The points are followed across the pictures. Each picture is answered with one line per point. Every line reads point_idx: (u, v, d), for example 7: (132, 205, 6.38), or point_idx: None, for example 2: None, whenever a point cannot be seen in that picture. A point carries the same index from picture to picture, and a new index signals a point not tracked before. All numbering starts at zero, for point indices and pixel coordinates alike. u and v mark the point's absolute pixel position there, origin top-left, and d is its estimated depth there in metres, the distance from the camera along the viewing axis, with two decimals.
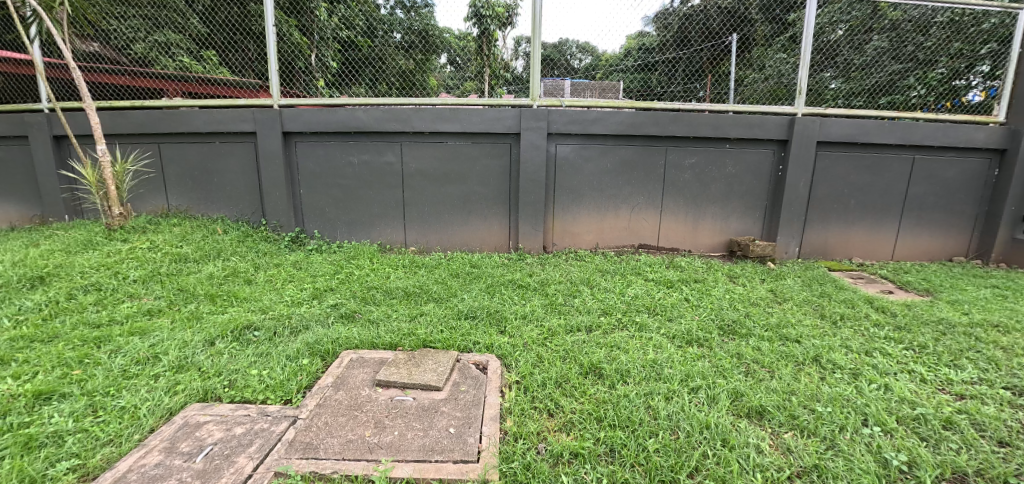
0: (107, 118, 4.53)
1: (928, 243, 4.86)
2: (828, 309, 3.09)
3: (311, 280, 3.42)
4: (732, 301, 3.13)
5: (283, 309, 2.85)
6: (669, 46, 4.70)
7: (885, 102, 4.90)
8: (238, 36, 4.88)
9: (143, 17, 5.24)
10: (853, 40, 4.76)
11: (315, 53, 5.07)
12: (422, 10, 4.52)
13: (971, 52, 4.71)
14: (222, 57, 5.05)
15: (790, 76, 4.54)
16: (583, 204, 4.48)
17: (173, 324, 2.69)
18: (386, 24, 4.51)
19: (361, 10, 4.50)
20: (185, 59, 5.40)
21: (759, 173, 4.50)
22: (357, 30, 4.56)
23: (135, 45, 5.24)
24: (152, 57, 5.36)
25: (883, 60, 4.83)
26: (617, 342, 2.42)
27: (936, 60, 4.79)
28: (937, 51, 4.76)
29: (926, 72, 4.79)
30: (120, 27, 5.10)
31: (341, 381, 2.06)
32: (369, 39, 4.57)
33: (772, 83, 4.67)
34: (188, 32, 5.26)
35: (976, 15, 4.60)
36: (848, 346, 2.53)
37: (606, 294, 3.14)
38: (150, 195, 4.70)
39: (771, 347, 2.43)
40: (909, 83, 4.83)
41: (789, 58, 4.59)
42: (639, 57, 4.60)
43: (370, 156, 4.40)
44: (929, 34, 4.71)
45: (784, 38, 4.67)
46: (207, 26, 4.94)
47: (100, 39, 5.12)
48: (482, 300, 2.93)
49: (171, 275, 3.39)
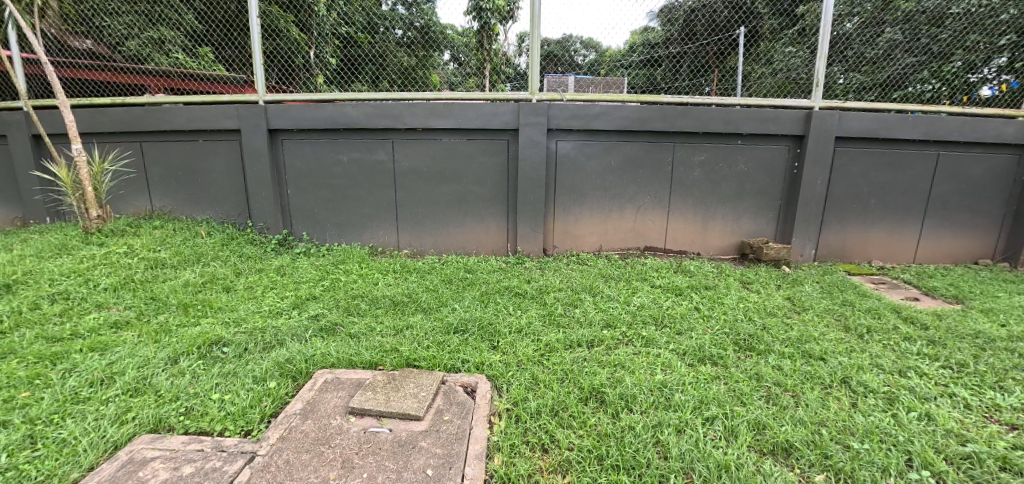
0: (87, 116, 4.34)
1: (953, 244, 4.57)
2: (853, 321, 2.84)
3: (294, 287, 3.20)
4: (747, 311, 2.88)
5: (259, 321, 2.62)
6: (677, 41, 4.46)
7: (900, 97, 4.53)
8: (235, 33, 4.50)
9: (136, 13, 5.00)
10: (863, 35, 4.43)
11: (313, 50, 4.83)
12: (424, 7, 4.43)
13: (988, 45, 4.43)
14: (217, 54, 4.79)
15: (799, 71, 4.24)
16: (585, 204, 4.24)
17: (138, 338, 2.48)
18: (387, 21, 4.38)
19: (360, 8, 4.53)
20: (180, 56, 5.12)
21: (773, 171, 4.23)
22: (357, 27, 4.46)
23: (128, 41, 5.05)
24: (146, 54, 5.18)
25: (897, 53, 4.51)
26: (622, 360, 2.18)
27: (951, 53, 4.48)
28: (952, 44, 4.46)
29: (941, 65, 4.50)
30: (113, 24, 4.91)
31: (311, 408, 1.83)
32: (371, 36, 4.38)
33: (780, 77, 4.39)
34: (184, 27, 4.94)
35: (994, 5, 4.37)
36: (879, 364, 2.31)
37: (610, 303, 2.89)
38: (132, 196, 4.51)
39: (794, 367, 2.20)
40: (923, 76, 4.52)
41: (799, 51, 4.26)
42: (643, 52, 4.36)
43: (360, 153, 4.17)
44: (943, 26, 4.46)
45: (790, 31, 4.41)
46: (205, 23, 4.66)
47: (94, 35, 4.85)
48: (474, 311, 2.69)
49: (146, 283, 3.18)
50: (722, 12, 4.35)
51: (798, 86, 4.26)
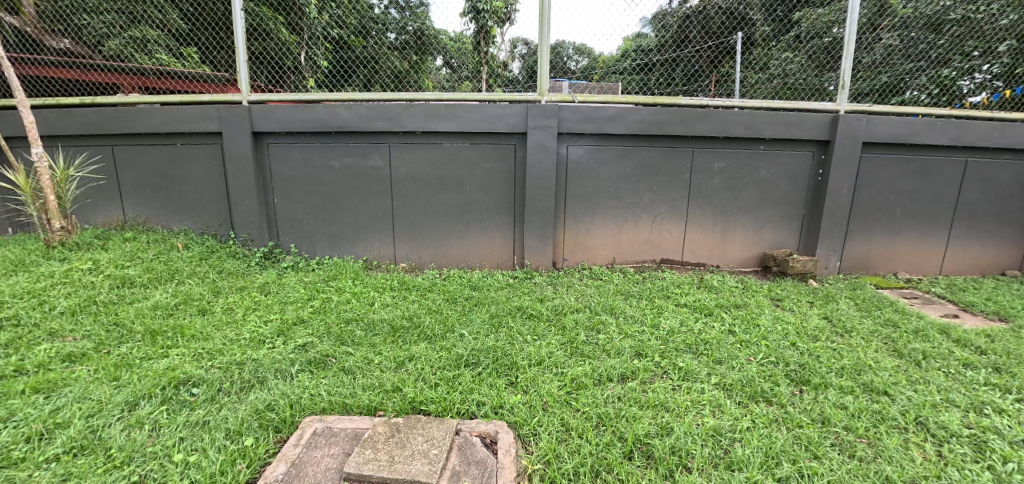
0: (51, 118, 3.96)
1: (981, 254, 4.35)
2: (903, 344, 2.56)
3: (279, 309, 2.84)
4: (787, 335, 2.58)
5: (239, 352, 2.28)
6: (671, 45, 3.97)
7: (898, 103, 4.22)
8: (224, 34, 4.08)
9: (119, 12, 4.81)
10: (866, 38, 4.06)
11: (304, 51, 4.32)
12: (416, 10, 4.00)
13: (987, 49, 4.25)
14: (204, 55, 4.26)
15: (798, 76, 4.11)
16: (597, 214, 3.94)
17: (95, 374, 2.12)
18: (380, 24, 4.07)
19: (353, 10, 4.17)
20: (164, 56, 4.79)
21: (796, 178, 3.97)
22: (351, 29, 4.08)
23: (108, 41, 4.74)
24: (127, 55, 4.83)
25: (895, 58, 4.19)
26: (661, 399, 1.88)
27: (949, 59, 4.27)
28: (949, 50, 4.25)
29: (939, 70, 4.24)
30: (92, 22, 4.65)
31: (297, 472, 1.50)
32: (364, 39, 4.01)
33: (778, 84, 4.15)
34: (168, 27, 4.65)
35: (993, 11, 4.20)
36: (952, 399, 2.01)
37: (637, 328, 2.57)
38: (101, 204, 4.13)
39: (861, 405, 1.90)
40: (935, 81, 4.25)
41: (795, 58, 4.09)
42: (638, 59, 3.94)
43: (354, 159, 3.84)
44: (941, 31, 4.24)
45: (789, 38, 4.12)
46: (195, 22, 4.19)
47: (71, 34, 4.53)
48: (485, 339, 2.35)
49: (110, 305, 2.82)
50: (715, 17, 4.03)
51: (797, 92, 4.14)
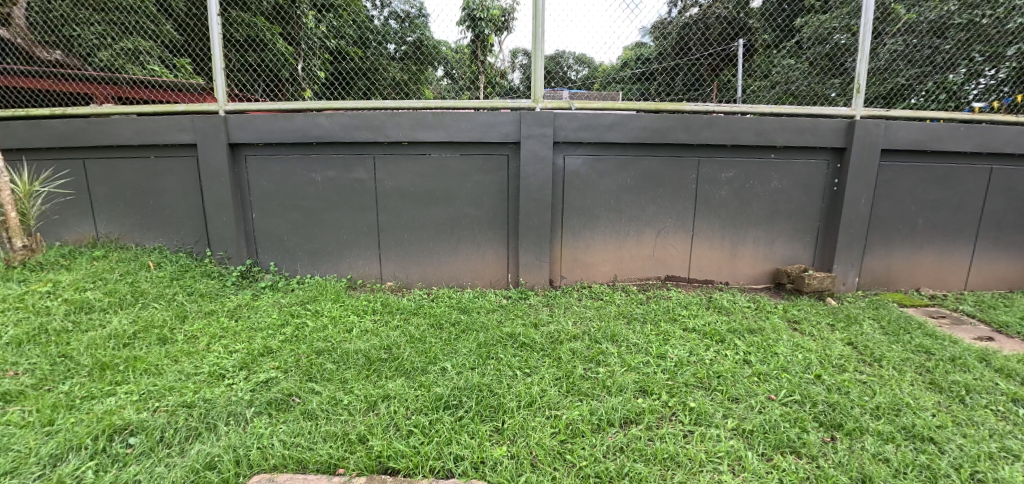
0: (20, 130, 3.75)
1: (1008, 268, 4.06)
2: (941, 377, 2.27)
3: (247, 337, 2.58)
4: (809, 366, 2.30)
5: (191, 391, 2.01)
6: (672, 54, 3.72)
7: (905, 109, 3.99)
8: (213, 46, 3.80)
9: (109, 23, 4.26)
10: (877, 43, 3.85)
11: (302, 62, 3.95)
12: (416, 21, 3.67)
13: (997, 55, 3.98)
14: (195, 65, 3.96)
15: (801, 83, 3.84)
16: (597, 228, 3.69)
17: (26, 417, 1.85)
18: (378, 35, 3.70)
19: (351, 19, 3.73)
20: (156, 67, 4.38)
21: (809, 188, 3.72)
22: (349, 39, 3.73)
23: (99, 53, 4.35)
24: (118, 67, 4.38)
25: (902, 64, 3.94)
26: (670, 451, 1.61)
27: (956, 64, 4.01)
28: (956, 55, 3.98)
29: (946, 76, 4.00)
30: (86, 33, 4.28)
31: None
32: (364, 50, 3.68)
33: (780, 91, 3.90)
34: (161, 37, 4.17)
35: (999, 15, 3.93)
36: (1010, 447, 1.72)
37: (641, 359, 2.30)
38: (72, 220, 3.91)
39: (905, 458, 1.62)
40: (942, 89, 4.03)
41: (799, 64, 3.88)
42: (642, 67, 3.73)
43: (337, 172, 3.61)
44: (946, 36, 3.97)
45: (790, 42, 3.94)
46: (183, 33, 3.94)
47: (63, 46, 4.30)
48: (470, 374, 2.09)
49: (63, 334, 2.56)
50: (716, 26, 3.79)
51: (799, 99, 3.84)
